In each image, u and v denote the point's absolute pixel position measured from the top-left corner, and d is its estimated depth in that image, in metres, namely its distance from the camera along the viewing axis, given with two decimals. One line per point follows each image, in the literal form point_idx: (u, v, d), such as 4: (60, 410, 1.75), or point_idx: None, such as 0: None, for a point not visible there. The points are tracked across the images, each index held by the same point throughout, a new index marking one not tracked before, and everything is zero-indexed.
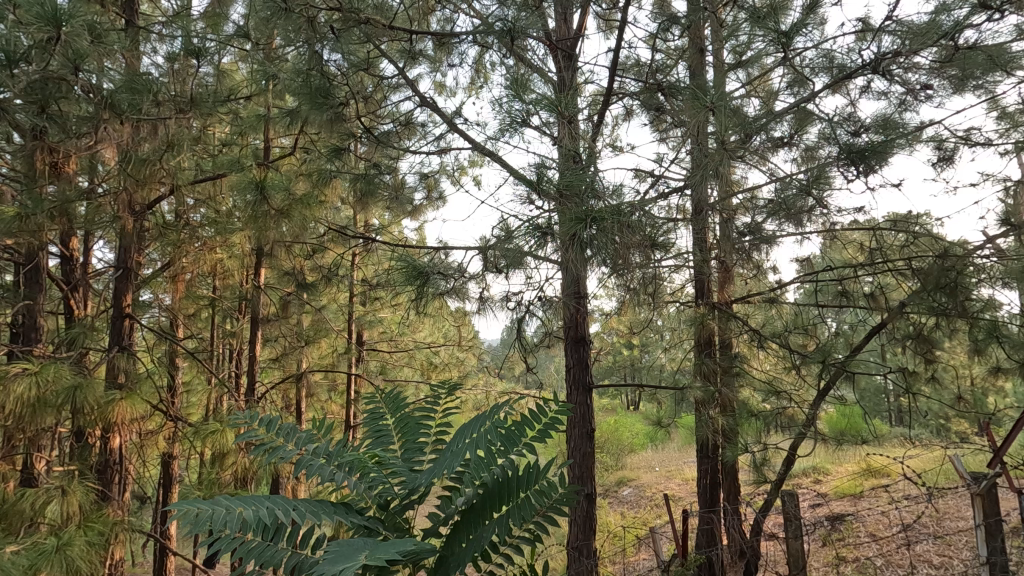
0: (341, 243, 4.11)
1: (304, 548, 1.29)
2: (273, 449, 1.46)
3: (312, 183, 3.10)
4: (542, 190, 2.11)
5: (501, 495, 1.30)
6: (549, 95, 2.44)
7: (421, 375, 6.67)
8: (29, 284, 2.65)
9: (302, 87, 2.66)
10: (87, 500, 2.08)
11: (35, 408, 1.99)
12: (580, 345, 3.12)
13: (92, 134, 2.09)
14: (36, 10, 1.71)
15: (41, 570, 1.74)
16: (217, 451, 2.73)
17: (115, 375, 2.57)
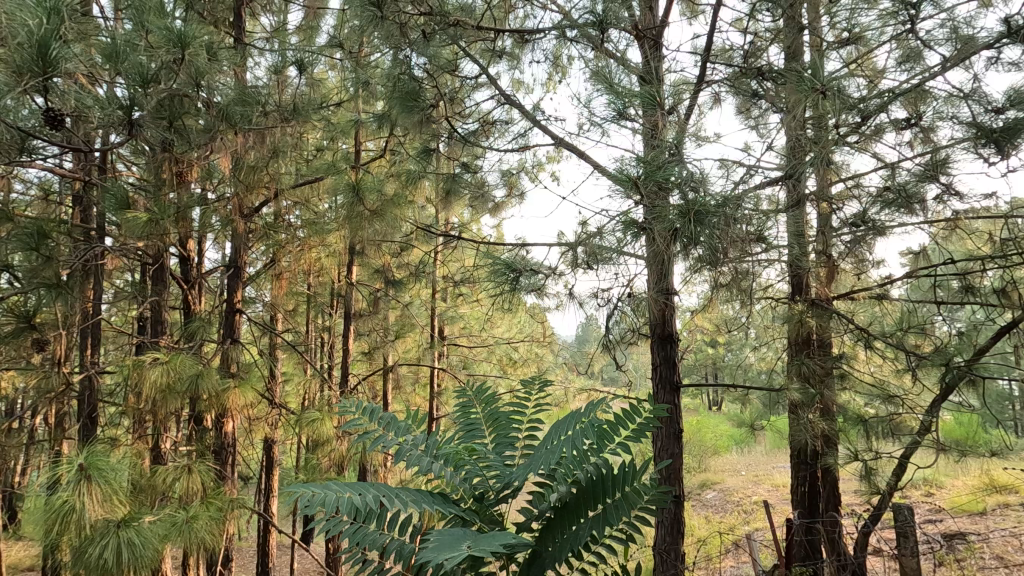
0: (426, 241, 4.26)
1: (401, 534, 1.34)
2: (376, 437, 1.53)
3: (401, 184, 3.23)
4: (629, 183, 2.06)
5: (596, 495, 1.30)
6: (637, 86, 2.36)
7: (501, 370, 6.78)
8: (156, 281, 2.95)
9: (392, 91, 2.77)
10: (207, 478, 2.28)
11: (166, 394, 2.22)
12: (668, 342, 3.04)
13: (210, 145, 2.28)
14: (163, 34, 1.98)
15: (173, 540, 1.97)
16: (317, 438, 2.91)
17: (229, 364, 2.81)
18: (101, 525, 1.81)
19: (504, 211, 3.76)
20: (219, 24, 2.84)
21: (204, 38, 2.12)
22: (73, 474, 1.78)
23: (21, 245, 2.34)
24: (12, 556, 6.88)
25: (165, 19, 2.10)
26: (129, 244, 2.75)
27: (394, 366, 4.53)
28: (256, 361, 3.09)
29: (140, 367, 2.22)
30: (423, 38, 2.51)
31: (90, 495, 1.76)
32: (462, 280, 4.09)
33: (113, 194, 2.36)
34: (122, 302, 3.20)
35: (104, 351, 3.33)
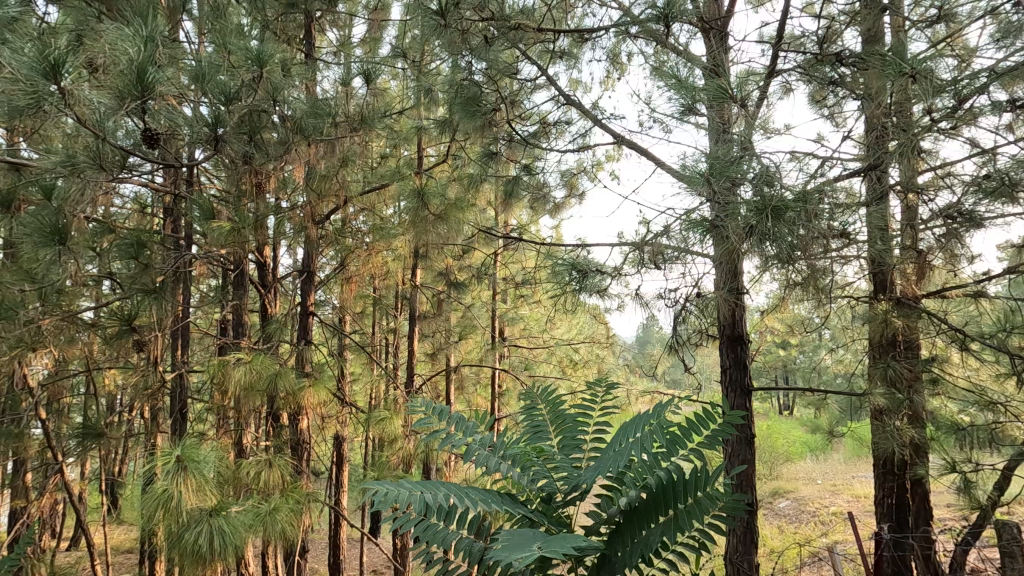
0: (487, 243, 4.31)
1: (471, 533, 1.35)
2: (444, 436, 1.55)
3: (464, 187, 3.28)
4: (695, 181, 1.99)
5: (667, 500, 1.26)
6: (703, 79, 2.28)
7: (562, 372, 6.76)
8: (237, 286, 3.14)
9: (455, 97, 2.82)
10: (286, 472, 2.41)
11: (248, 392, 2.36)
12: (738, 344, 2.93)
13: (285, 156, 2.37)
14: (245, 53, 2.12)
15: (258, 529, 2.10)
16: (386, 436, 3.01)
17: (303, 364, 2.95)
18: (195, 513, 1.95)
19: (565, 212, 3.75)
20: (291, 41, 2.99)
21: (279, 55, 2.25)
22: (170, 465, 1.93)
23: (123, 253, 2.59)
24: (115, 540, 7.52)
25: (244, 39, 2.24)
26: (214, 251, 2.95)
27: (458, 367, 4.62)
28: (328, 362, 3.22)
29: (225, 367, 2.38)
30: (484, 43, 2.54)
31: (186, 485, 1.91)
32: (522, 281, 4.12)
33: (199, 205, 2.53)
34: (208, 306, 3.43)
35: (192, 351, 3.57)
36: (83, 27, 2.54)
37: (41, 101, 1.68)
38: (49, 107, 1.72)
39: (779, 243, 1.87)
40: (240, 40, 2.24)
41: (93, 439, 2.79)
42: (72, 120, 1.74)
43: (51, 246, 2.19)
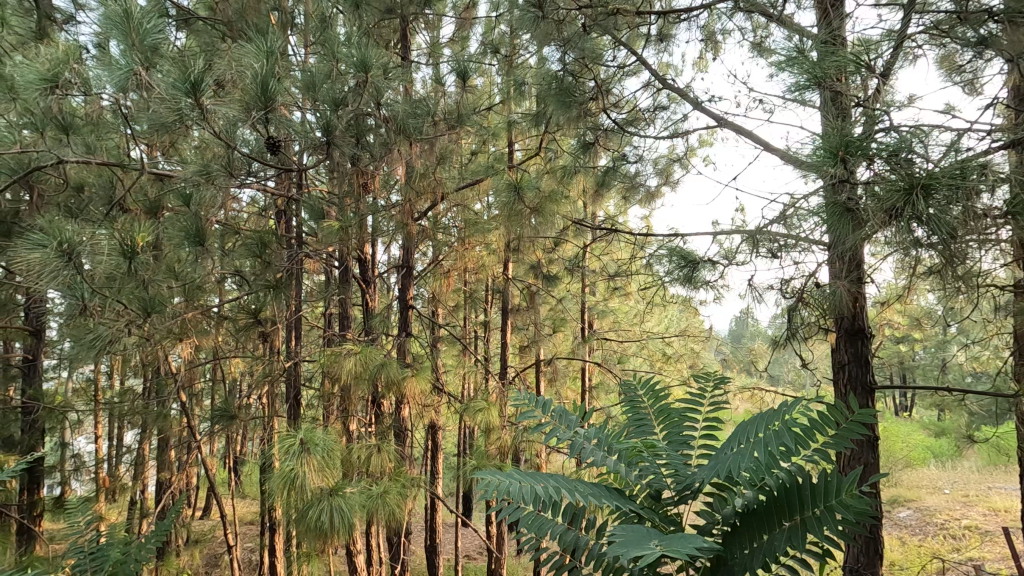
0: (578, 236, 4.27)
1: (579, 526, 1.36)
2: (548, 429, 1.57)
3: (558, 180, 3.27)
4: (816, 163, 1.84)
5: (791, 504, 1.19)
6: (823, 50, 2.07)
7: (653, 366, 6.58)
8: (343, 281, 3.34)
9: (549, 90, 2.80)
10: (394, 458, 2.54)
11: (358, 381, 2.51)
12: (858, 338, 2.71)
13: (388, 157, 2.48)
14: (353, 60, 2.23)
15: (371, 509, 2.23)
16: (483, 426, 3.09)
17: (404, 355, 3.09)
18: (316, 492, 2.11)
19: (657, 201, 3.63)
20: (388, 46, 3.12)
21: (382, 59, 2.36)
22: (295, 447, 2.09)
23: (249, 251, 2.85)
24: (239, 512, 8.33)
25: (351, 47, 2.37)
26: (323, 248, 3.16)
27: (550, 359, 4.62)
28: (426, 353, 3.35)
29: (337, 357, 2.55)
30: (579, 33, 2.55)
31: (309, 465, 2.06)
32: (613, 274, 4.05)
33: (311, 207, 2.91)
34: (316, 300, 3.68)
35: (304, 343, 3.86)
36: (211, 48, 2.81)
37: (183, 116, 1.90)
38: (189, 121, 1.94)
39: (922, 226, 1.67)
40: (346, 49, 2.36)
41: (227, 421, 3.10)
42: (207, 132, 1.95)
43: (192, 247, 2.45)
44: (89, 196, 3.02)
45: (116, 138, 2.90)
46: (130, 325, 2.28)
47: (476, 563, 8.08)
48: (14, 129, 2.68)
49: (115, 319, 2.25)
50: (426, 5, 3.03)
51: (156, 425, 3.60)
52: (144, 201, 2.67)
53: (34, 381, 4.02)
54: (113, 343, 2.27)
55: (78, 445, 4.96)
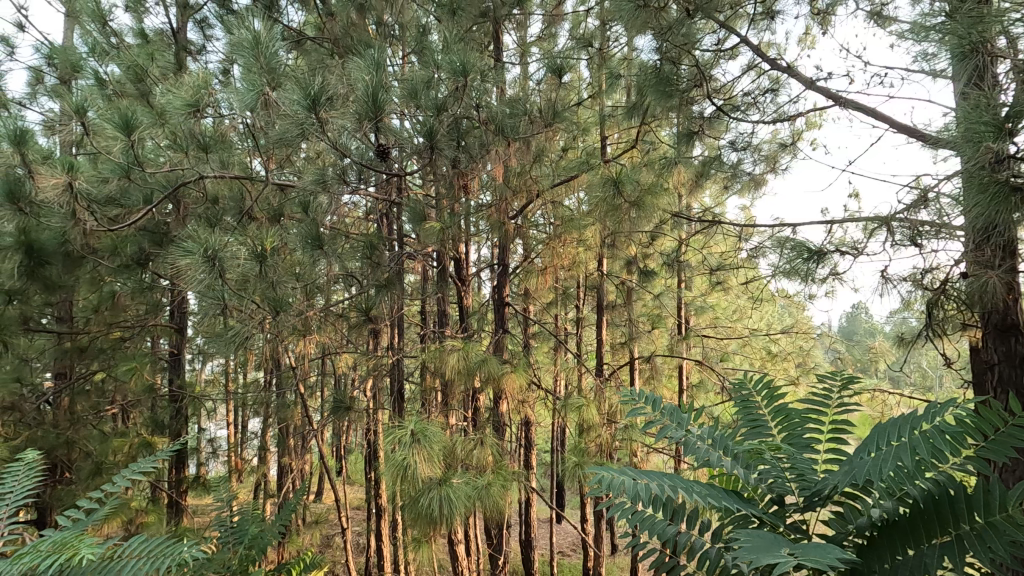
0: (675, 229, 4.12)
1: (693, 528, 1.31)
2: (660, 427, 1.54)
3: (656, 171, 3.16)
4: (970, 137, 1.62)
5: (942, 518, 1.08)
6: (970, 7, 1.82)
7: (758, 365, 6.21)
8: (442, 280, 3.45)
9: (647, 79, 2.70)
10: (496, 452, 2.60)
11: (462, 375, 2.60)
12: (1012, 335, 2.39)
13: (487, 156, 2.53)
14: (452, 66, 2.29)
15: (476, 501, 2.30)
16: (582, 424, 3.07)
17: (502, 351, 3.15)
18: (427, 481, 2.20)
19: (762, 189, 3.42)
20: (481, 49, 3.19)
21: (478, 62, 2.41)
22: (407, 438, 2.20)
23: (360, 253, 3.00)
24: (348, 497, 8.93)
25: (449, 53, 2.44)
26: (423, 248, 3.29)
27: (649, 357, 4.49)
28: (523, 349, 3.38)
29: (442, 352, 2.66)
30: (680, 19, 2.44)
31: (419, 456, 2.16)
32: (714, 268, 3.87)
33: (413, 209, 3.01)
34: (417, 298, 3.84)
35: (407, 339, 4.05)
36: (321, 65, 3.02)
37: (305, 130, 2.07)
38: (310, 134, 2.12)
39: None
40: (445, 55, 2.43)
41: (342, 411, 3.33)
42: (325, 143, 2.10)
43: (311, 250, 2.66)
44: (222, 207, 3.35)
45: (243, 153, 3.19)
46: (260, 324, 2.54)
47: (571, 560, 8.10)
48: (161, 149, 3.02)
49: (251, 319, 2.53)
50: (518, 5, 3.06)
51: (279, 414, 3.94)
52: (268, 209, 2.93)
53: (178, 373, 4.53)
54: (247, 338, 2.53)
55: (213, 430, 5.53)
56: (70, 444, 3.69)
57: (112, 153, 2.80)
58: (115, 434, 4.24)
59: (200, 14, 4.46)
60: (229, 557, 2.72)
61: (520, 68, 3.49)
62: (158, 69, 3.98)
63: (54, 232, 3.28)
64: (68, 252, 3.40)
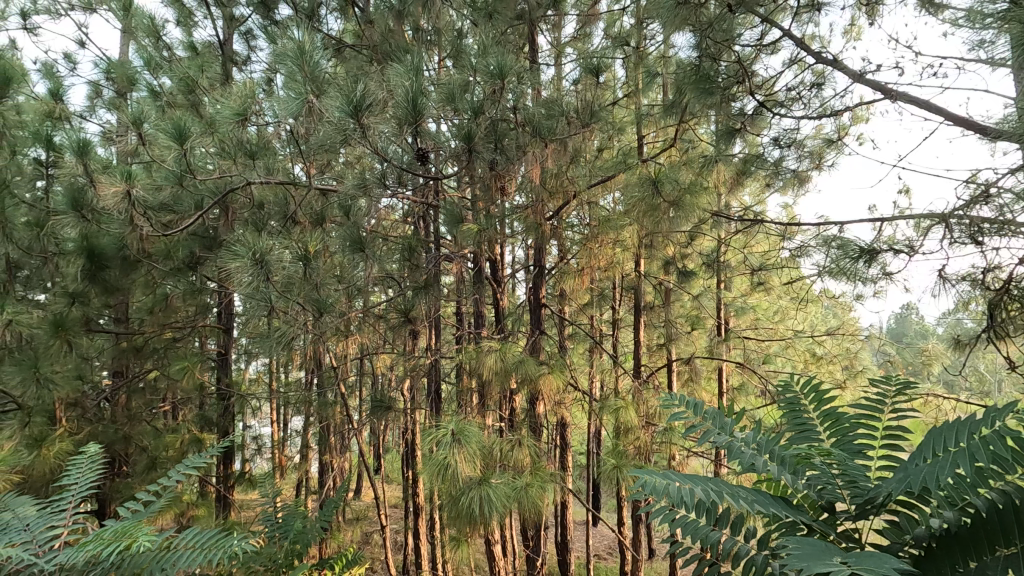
0: (715, 229, 4.05)
1: (738, 534, 1.28)
2: (703, 431, 1.51)
3: (696, 170, 3.11)
4: None
5: (1008, 530, 1.04)
6: None
7: (802, 368, 6.03)
8: (479, 281, 3.48)
9: (687, 77, 2.65)
10: (534, 454, 2.60)
11: (500, 376, 2.62)
12: None
13: (525, 159, 2.53)
14: (490, 69, 2.31)
15: (516, 502, 2.31)
16: (621, 426, 3.05)
17: (539, 352, 3.16)
18: (467, 481, 2.23)
19: (806, 186, 3.32)
20: (517, 51, 3.20)
21: (515, 65, 2.43)
22: (448, 438, 2.23)
23: (400, 256, 3.06)
24: (386, 495, 9.09)
25: (487, 57, 2.46)
26: (459, 250, 3.32)
27: (688, 359, 4.41)
28: (560, 351, 3.38)
29: (480, 354, 2.68)
30: (721, 15, 2.39)
31: (460, 456, 2.18)
32: (755, 268, 3.77)
33: (450, 212, 3.05)
34: (453, 299, 3.88)
35: (443, 340, 4.09)
36: (360, 72, 3.09)
37: (348, 136, 2.12)
38: (352, 139, 2.17)
39: None
40: (483, 59, 2.45)
41: (382, 411, 3.40)
42: (368, 148, 2.15)
43: (353, 253, 2.72)
44: (267, 211, 3.47)
45: (287, 160, 3.29)
46: (305, 325, 2.61)
47: (607, 563, 8.03)
48: (211, 157, 3.15)
49: (297, 320, 2.63)
50: (553, 6, 3.05)
51: (321, 413, 4.05)
52: (311, 214, 3.01)
53: (226, 372, 4.70)
54: (293, 339, 2.61)
55: (258, 428, 5.72)
56: (127, 439, 3.87)
57: (166, 162, 2.93)
58: (168, 430, 4.43)
59: (244, 26, 4.63)
60: (275, 551, 2.81)
61: (555, 69, 3.49)
62: (207, 80, 4.15)
63: (113, 238, 3.46)
64: (126, 256, 3.58)
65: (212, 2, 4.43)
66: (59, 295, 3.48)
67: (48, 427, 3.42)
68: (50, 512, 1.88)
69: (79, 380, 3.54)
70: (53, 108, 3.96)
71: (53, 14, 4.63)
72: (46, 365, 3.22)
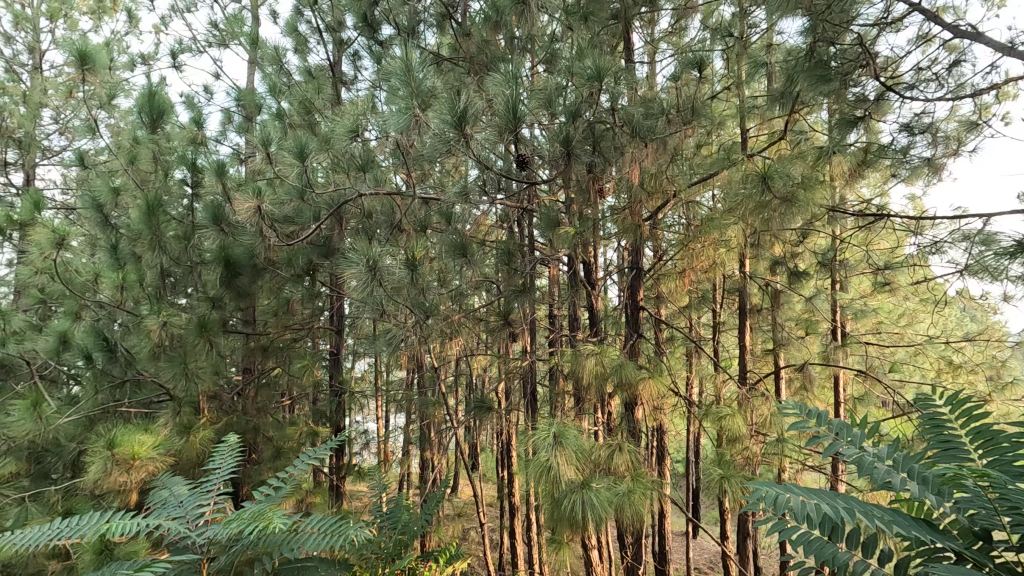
0: (830, 225, 3.75)
1: (872, 556, 1.18)
2: (827, 444, 1.41)
3: (809, 164, 2.90)
4: None
5: None
6: None
7: (936, 377, 5.41)
8: (575, 285, 3.47)
9: (800, 64, 2.47)
10: (634, 460, 2.56)
11: (599, 379, 2.60)
12: None
13: (625, 160, 2.50)
14: (589, 72, 2.32)
15: (619, 507, 2.28)
16: (728, 435, 2.89)
17: (638, 357, 3.09)
18: (569, 484, 2.23)
19: (940, 176, 2.98)
20: (612, 51, 3.16)
21: (614, 66, 2.41)
22: (549, 439, 2.25)
23: (499, 260, 3.12)
24: (481, 494, 9.29)
25: (585, 60, 2.47)
26: (554, 253, 3.34)
27: (800, 366, 4.12)
28: (660, 356, 3.28)
29: (579, 357, 2.67)
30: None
31: (562, 459, 2.20)
32: (878, 267, 3.45)
33: (547, 215, 3.07)
34: (548, 302, 3.90)
35: (539, 343, 4.13)
36: (459, 83, 3.22)
37: (453, 146, 2.21)
38: (456, 149, 2.26)
39: None
40: (580, 62, 2.46)
41: (481, 411, 3.49)
42: (472, 157, 2.23)
43: (457, 258, 2.83)
44: (375, 221, 3.70)
45: (392, 172, 3.49)
46: (412, 327, 2.74)
47: None
48: (327, 172, 3.41)
49: (403, 323, 2.77)
50: (649, 2, 3.00)
51: (424, 411, 4.23)
52: (415, 221, 3.17)
53: (338, 370, 5.06)
54: (401, 341, 2.75)
55: (365, 423, 6.09)
56: (256, 429, 4.27)
57: (289, 178, 3.22)
58: (289, 423, 4.84)
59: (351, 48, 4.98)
60: (385, 540, 2.96)
61: (651, 66, 3.42)
62: (321, 101, 4.52)
63: (244, 247, 3.84)
64: (255, 265, 3.97)
65: (324, 28, 4.82)
66: (202, 300, 3.93)
67: (194, 416, 3.86)
68: (199, 492, 2.12)
69: (218, 375, 3.98)
70: (195, 134, 4.49)
71: (194, 52, 5.25)
72: (192, 362, 3.65)
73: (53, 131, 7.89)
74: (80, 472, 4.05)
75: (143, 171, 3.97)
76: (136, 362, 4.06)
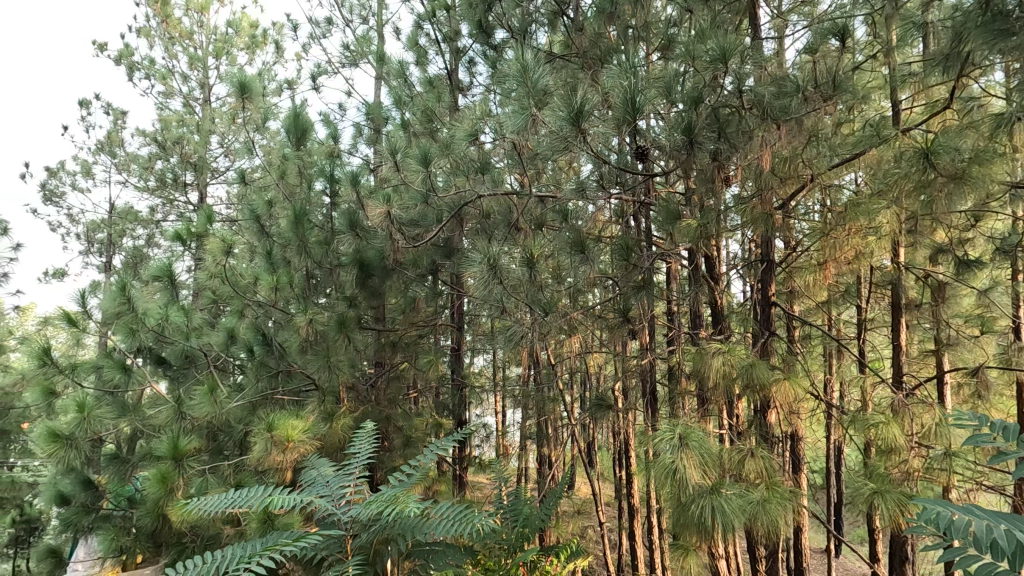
0: (1009, 204, 3.21)
1: None
2: (1016, 461, 1.22)
3: (983, 134, 2.49)
4: None
5: None
6: None
7: None
8: (698, 279, 3.29)
9: (977, 18, 2.13)
10: (768, 467, 2.37)
11: (728, 379, 2.46)
12: None
13: (755, 145, 2.32)
14: (712, 54, 2.22)
15: (752, 515, 2.14)
16: (883, 446, 2.57)
17: (772, 357, 2.85)
18: (696, 488, 2.13)
19: None
20: (734, 30, 2.98)
21: (739, 45, 2.28)
22: (675, 440, 2.17)
23: (616, 256, 3.04)
24: (600, 493, 9.18)
25: (706, 43, 2.36)
26: (674, 247, 3.21)
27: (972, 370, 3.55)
28: (796, 355, 3.01)
29: (704, 355, 2.54)
30: None
31: (688, 461, 2.11)
32: None
33: (666, 208, 2.95)
34: (668, 297, 3.76)
35: (658, 340, 4.00)
36: (573, 79, 3.23)
37: (569, 142, 2.22)
38: (573, 146, 2.26)
39: None
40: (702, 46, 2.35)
41: (599, 408, 3.45)
42: (588, 152, 2.23)
43: (574, 254, 2.83)
44: (493, 221, 3.82)
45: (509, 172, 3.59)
46: (530, 324, 2.79)
47: None
48: (448, 175, 3.60)
49: (521, 320, 2.83)
50: None
51: (543, 406, 4.29)
52: (532, 219, 3.22)
53: (459, 364, 5.30)
54: (519, 337, 2.81)
55: (484, 417, 6.31)
56: (388, 418, 4.60)
57: (415, 184, 3.44)
58: (416, 414, 5.15)
59: (468, 55, 5.19)
60: (508, 531, 3.04)
61: (780, 42, 3.17)
62: (441, 110, 4.76)
63: (375, 250, 4.16)
64: (385, 265, 4.29)
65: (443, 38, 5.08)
66: (340, 299, 4.33)
67: (335, 404, 4.27)
68: (343, 474, 2.32)
69: (354, 368, 4.35)
70: (332, 148, 4.95)
71: (330, 74, 5.78)
72: (333, 355, 4.03)
73: (220, 154, 9.09)
74: (246, 450, 4.65)
75: (291, 184, 4.48)
76: (288, 356, 4.57)
